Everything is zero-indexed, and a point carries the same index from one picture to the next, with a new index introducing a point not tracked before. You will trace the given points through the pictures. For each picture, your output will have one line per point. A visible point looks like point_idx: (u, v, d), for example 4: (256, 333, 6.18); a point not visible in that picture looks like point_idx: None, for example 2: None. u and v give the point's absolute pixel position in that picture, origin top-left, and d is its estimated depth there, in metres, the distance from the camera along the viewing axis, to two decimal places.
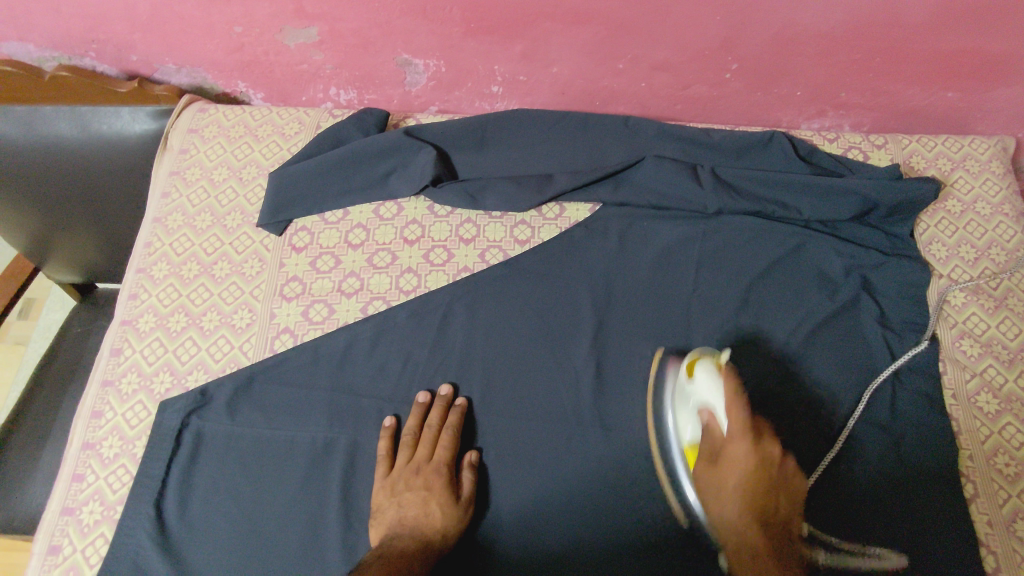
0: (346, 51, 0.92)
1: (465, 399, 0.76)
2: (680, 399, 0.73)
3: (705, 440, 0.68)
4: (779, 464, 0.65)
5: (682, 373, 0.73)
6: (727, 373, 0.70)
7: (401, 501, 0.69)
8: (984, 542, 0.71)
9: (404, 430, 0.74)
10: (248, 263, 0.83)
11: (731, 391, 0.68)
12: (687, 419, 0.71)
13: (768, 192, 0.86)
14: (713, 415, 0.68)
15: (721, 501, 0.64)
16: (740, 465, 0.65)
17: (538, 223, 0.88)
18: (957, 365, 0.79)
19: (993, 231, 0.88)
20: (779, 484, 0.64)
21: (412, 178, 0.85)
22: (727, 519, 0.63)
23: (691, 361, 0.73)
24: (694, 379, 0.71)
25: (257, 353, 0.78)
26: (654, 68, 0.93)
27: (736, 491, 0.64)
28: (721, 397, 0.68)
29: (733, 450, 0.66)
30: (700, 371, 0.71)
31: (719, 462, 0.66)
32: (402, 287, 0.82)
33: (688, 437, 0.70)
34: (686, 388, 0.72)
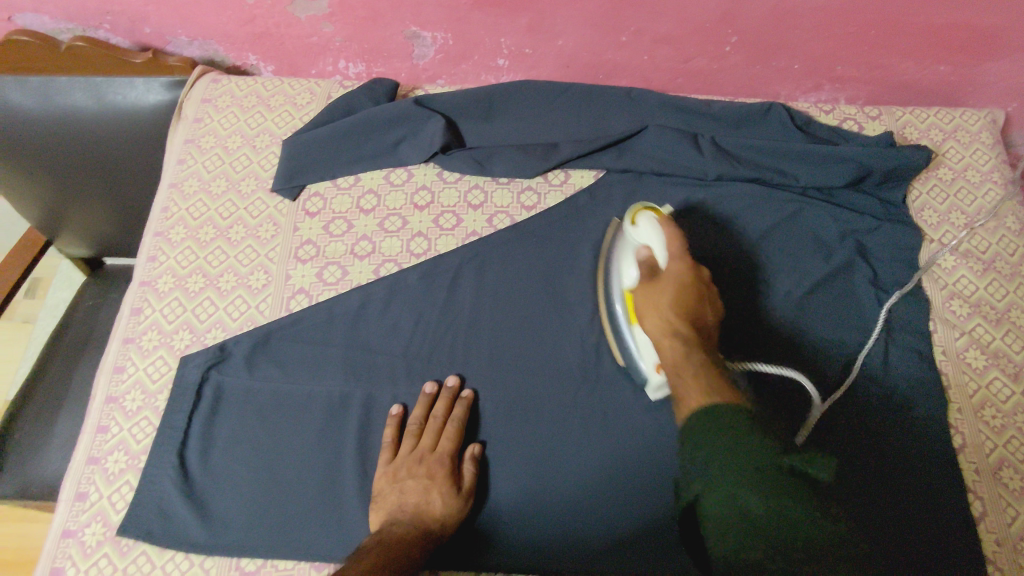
0: (356, 24, 0.94)
1: (471, 392, 0.77)
2: (623, 248, 0.77)
3: (647, 275, 0.72)
4: (705, 286, 0.72)
5: (625, 222, 0.78)
6: (667, 221, 0.75)
7: (403, 488, 0.70)
8: (971, 488, 0.74)
9: (410, 419, 0.75)
10: (263, 227, 0.85)
11: (675, 233, 0.73)
12: (629, 264, 0.75)
13: (766, 160, 0.89)
14: (653, 252, 0.73)
15: (660, 315, 0.69)
16: (673, 291, 0.69)
17: (544, 189, 0.90)
18: (948, 324, 0.83)
19: (982, 198, 0.91)
20: (710, 314, 0.70)
21: (422, 145, 0.88)
22: (664, 322, 0.68)
23: (636, 211, 0.77)
24: (636, 223, 0.75)
25: (273, 312, 0.80)
26: (656, 41, 0.95)
27: (672, 305, 0.68)
28: (661, 236, 0.73)
29: (670, 279, 0.70)
30: (643, 219, 0.75)
31: (658, 279, 0.71)
32: (413, 250, 0.85)
33: (626, 282, 0.75)
34: (629, 237, 0.76)
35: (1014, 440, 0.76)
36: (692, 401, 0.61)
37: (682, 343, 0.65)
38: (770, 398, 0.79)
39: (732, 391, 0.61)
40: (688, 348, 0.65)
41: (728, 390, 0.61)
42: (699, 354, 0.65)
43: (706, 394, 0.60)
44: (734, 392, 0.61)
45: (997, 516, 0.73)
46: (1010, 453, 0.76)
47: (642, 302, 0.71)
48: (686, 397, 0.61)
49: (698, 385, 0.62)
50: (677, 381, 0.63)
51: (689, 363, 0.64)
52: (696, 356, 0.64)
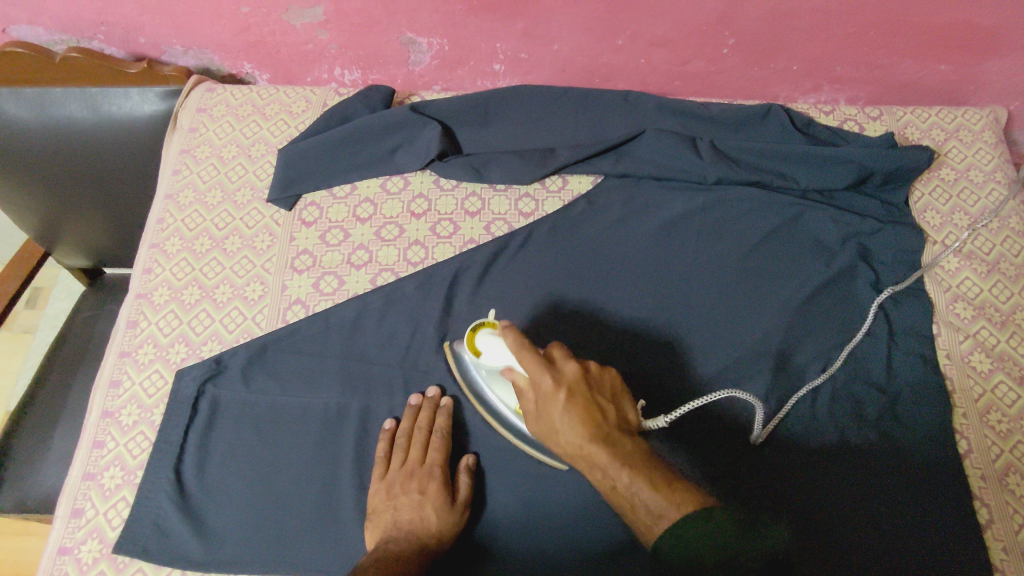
0: (351, 30, 0.94)
1: (451, 399, 0.76)
2: (489, 374, 0.71)
3: (524, 394, 0.64)
4: (586, 379, 0.62)
5: (467, 348, 0.71)
6: (504, 330, 0.68)
7: (397, 504, 0.70)
8: (977, 494, 0.73)
9: (398, 432, 0.74)
10: (259, 237, 0.85)
11: (512, 338, 0.65)
12: (505, 392, 0.71)
13: (765, 163, 0.88)
14: (513, 369, 0.64)
15: (558, 431, 0.60)
16: (557, 408, 0.60)
17: (542, 196, 0.89)
18: (952, 327, 0.82)
19: (985, 198, 0.90)
20: (604, 390, 0.62)
21: (418, 153, 0.87)
22: (573, 446, 0.59)
23: (471, 337, 0.71)
24: (480, 351, 0.69)
25: (269, 323, 0.80)
26: (653, 44, 0.95)
27: (568, 429, 0.59)
28: (510, 355, 0.65)
29: (548, 404, 0.61)
30: (482, 342, 0.69)
31: (538, 399, 0.62)
32: (410, 258, 0.84)
33: (512, 402, 0.69)
34: (480, 365, 0.70)
35: (1021, 445, 0.75)
36: (654, 531, 0.53)
37: (602, 466, 0.57)
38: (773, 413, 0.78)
39: (681, 495, 0.54)
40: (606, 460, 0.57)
41: (676, 495, 0.54)
42: (619, 460, 0.57)
43: (655, 514, 0.54)
44: (679, 493, 0.54)
45: (1005, 522, 0.72)
46: (1016, 459, 0.75)
47: (539, 429, 0.63)
48: (643, 527, 0.54)
49: (641, 503, 0.55)
50: (627, 509, 0.56)
51: (618, 483, 0.56)
52: (622, 475, 0.56)
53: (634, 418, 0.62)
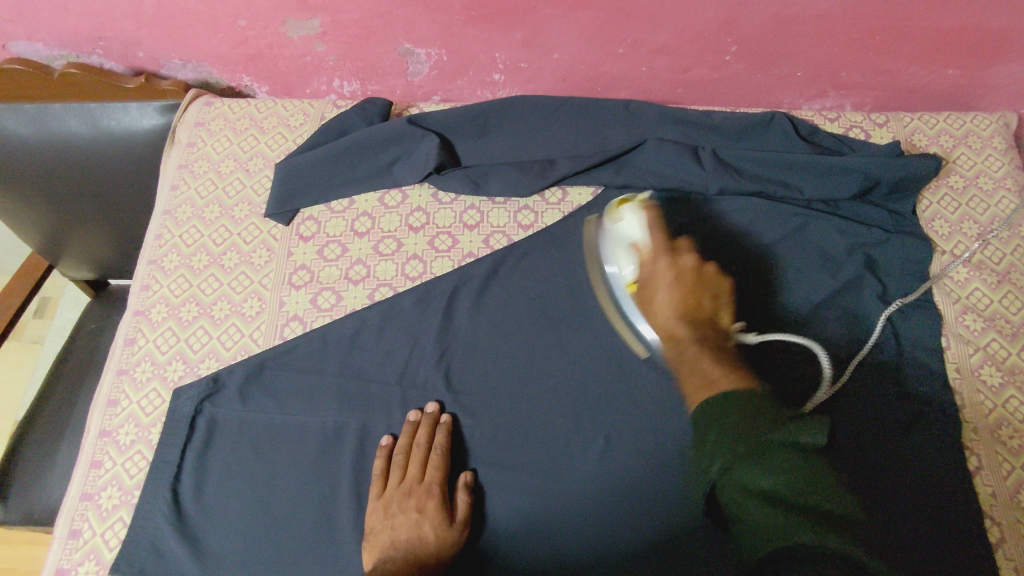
0: (349, 42, 0.93)
1: (450, 416, 0.75)
2: (612, 245, 0.79)
3: (640, 266, 0.74)
4: (698, 272, 0.72)
5: (608, 216, 0.81)
6: (648, 213, 0.78)
7: (394, 524, 0.69)
8: (988, 513, 0.71)
9: (396, 449, 0.74)
10: (257, 253, 0.84)
11: (655, 224, 0.77)
12: (624, 260, 0.76)
13: (769, 173, 0.87)
14: (641, 242, 0.76)
15: (662, 300, 0.71)
16: (665, 286, 0.71)
17: (541, 208, 0.88)
18: (961, 340, 0.80)
19: (995, 206, 0.88)
20: (709, 286, 0.72)
21: (416, 166, 0.86)
22: (665, 324, 0.69)
23: (618, 204, 0.81)
24: (619, 220, 0.78)
25: (267, 340, 0.79)
26: (654, 52, 0.93)
27: (671, 295, 0.70)
28: (643, 230, 0.76)
29: (660, 280, 0.72)
30: (626, 210, 0.79)
31: (652, 272, 0.73)
32: (408, 273, 0.83)
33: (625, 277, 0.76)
34: (612, 233, 0.79)
35: None
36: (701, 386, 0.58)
37: (681, 338, 0.66)
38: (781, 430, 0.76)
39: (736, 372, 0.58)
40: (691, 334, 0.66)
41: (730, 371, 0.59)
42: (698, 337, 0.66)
43: (711, 375, 0.58)
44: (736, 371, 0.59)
45: (1016, 542, 0.70)
46: None
47: (642, 300, 0.73)
48: (693, 383, 0.60)
49: (696, 369, 0.61)
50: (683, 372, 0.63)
51: (689, 351, 0.64)
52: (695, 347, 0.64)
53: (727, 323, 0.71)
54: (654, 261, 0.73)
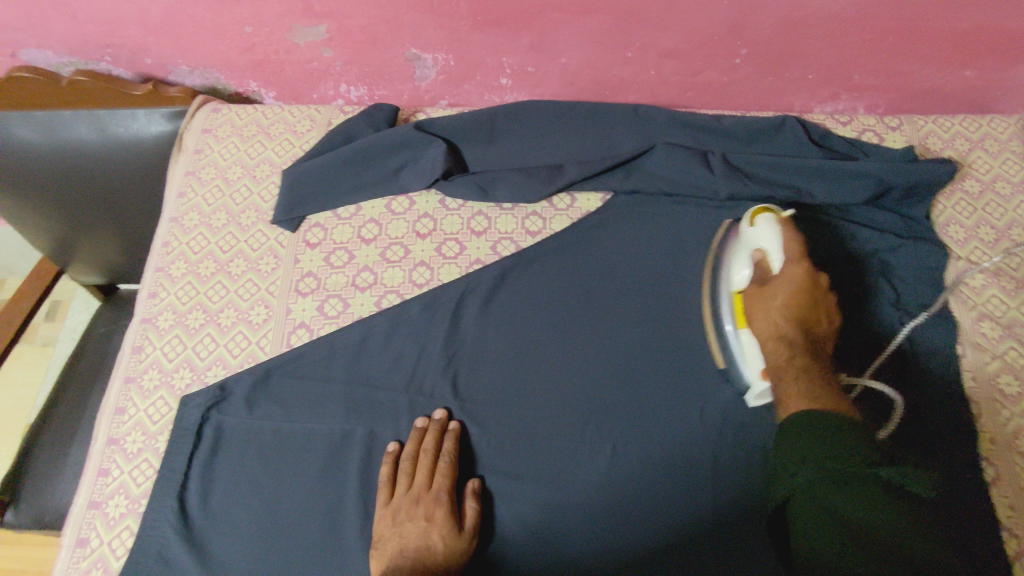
0: (356, 48, 0.93)
1: (459, 423, 0.75)
2: (740, 244, 0.75)
3: (759, 275, 0.72)
4: (824, 292, 0.70)
5: (743, 221, 0.76)
6: (787, 224, 0.72)
7: (402, 532, 0.69)
8: (1007, 526, 0.70)
9: (403, 455, 0.73)
10: (263, 260, 0.84)
11: (792, 239, 0.71)
12: (742, 262, 0.74)
13: (780, 177, 0.85)
14: (766, 254, 0.71)
15: (772, 315, 0.69)
16: (784, 293, 0.69)
17: (549, 214, 0.88)
18: (977, 348, 0.78)
19: (1013, 211, 0.86)
20: (825, 315, 0.69)
21: (423, 172, 0.86)
22: (772, 328, 0.69)
23: (755, 211, 0.75)
24: (755, 225, 0.73)
25: (273, 347, 0.79)
26: (663, 55, 0.92)
27: (786, 314, 0.68)
28: (778, 241, 0.71)
29: (779, 289, 0.70)
30: (762, 219, 0.73)
31: (770, 284, 0.71)
32: (415, 280, 0.83)
33: (737, 281, 0.75)
34: (746, 235, 0.74)
35: None
36: (792, 406, 0.63)
37: (785, 349, 0.67)
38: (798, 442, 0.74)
39: (839, 402, 0.61)
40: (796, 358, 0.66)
41: (833, 399, 0.62)
42: (808, 366, 0.65)
43: (804, 398, 0.62)
44: (838, 402, 0.61)
45: None
46: None
47: (752, 302, 0.72)
48: (788, 402, 0.63)
49: (796, 390, 0.63)
50: (782, 394, 0.65)
51: (792, 361, 0.66)
52: (800, 359, 0.66)
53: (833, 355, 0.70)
54: (781, 271, 0.70)
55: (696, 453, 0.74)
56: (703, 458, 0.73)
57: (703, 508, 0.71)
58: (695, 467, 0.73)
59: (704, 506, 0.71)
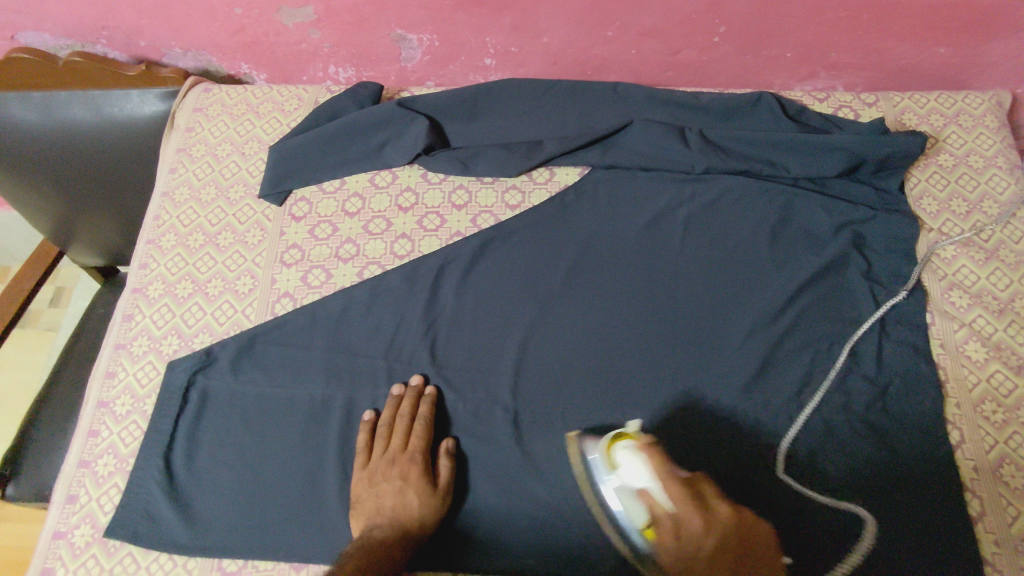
0: (343, 29, 0.95)
1: (435, 389, 0.77)
2: (609, 493, 0.65)
3: (659, 526, 0.60)
4: (736, 531, 0.59)
5: (601, 458, 0.66)
6: (647, 449, 0.64)
7: (379, 492, 0.70)
8: (970, 486, 0.71)
9: (379, 421, 0.75)
10: (250, 232, 0.87)
11: (660, 467, 0.62)
12: (628, 505, 0.63)
13: (755, 152, 0.87)
14: (657, 498, 0.61)
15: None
16: (705, 550, 0.57)
17: (529, 187, 0.89)
18: (946, 316, 0.80)
19: (986, 184, 0.88)
20: (743, 546, 0.59)
21: (405, 148, 0.88)
22: None
23: (610, 444, 0.67)
24: (619, 466, 0.64)
25: (259, 315, 0.82)
26: (642, 34, 0.94)
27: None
28: (649, 475, 0.62)
29: (694, 540, 0.58)
30: (622, 453, 0.65)
31: (681, 539, 0.59)
32: (397, 252, 0.85)
33: (633, 528, 0.62)
34: (609, 476, 0.65)
35: (1016, 436, 0.73)
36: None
37: None
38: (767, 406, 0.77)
39: None
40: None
41: None
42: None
43: None
44: None
45: (997, 514, 0.70)
46: (1011, 450, 0.72)
47: (668, 557, 0.59)
48: None
49: None
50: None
51: None
52: None
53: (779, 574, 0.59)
54: (680, 519, 0.59)
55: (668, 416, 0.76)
56: None
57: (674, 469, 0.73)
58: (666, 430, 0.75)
59: None
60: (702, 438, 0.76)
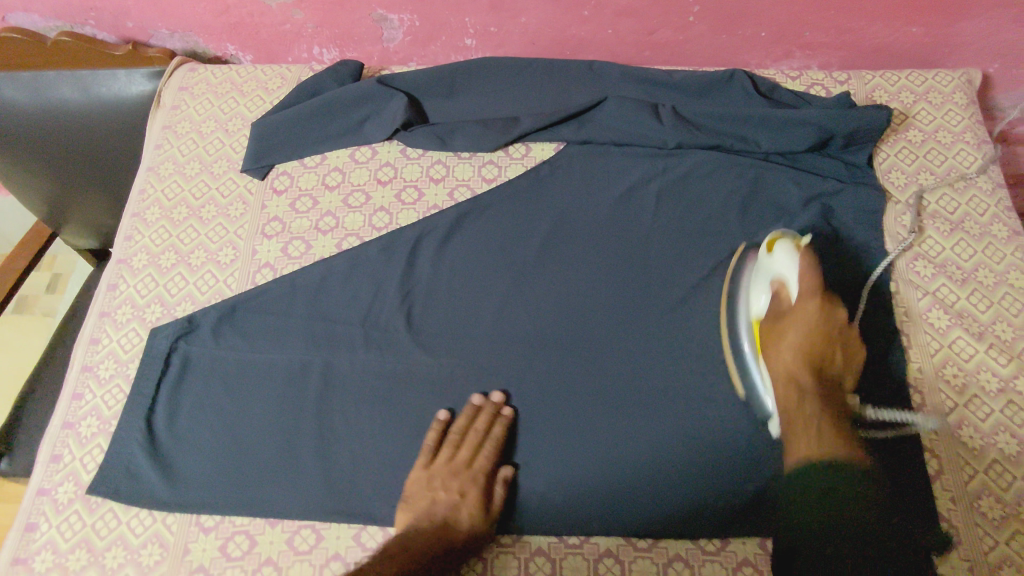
0: (325, 9, 0.97)
1: (513, 409, 0.76)
2: (759, 275, 0.75)
3: (773, 309, 0.71)
4: (843, 331, 0.66)
5: (762, 251, 0.76)
6: (807, 250, 0.72)
7: (435, 496, 0.70)
8: (930, 448, 0.73)
9: (453, 427, 0.75)
10: (233, 206, 0.89)
11: (809, 269, 0.69)
12: (761, 292, 0.74)
13: (726, 127, 0.89)
14: (787, 285, 0.70)
15: (784, 349, 0.66)
16: (800, 329, 0.66)
17: (505, 162, 0.91)
18: (910, 285, 0.82)
19: (953, 158, 0.90)
20: (846, 346, 0.66)
21: (384, 123, 0.90)
22: (785, 364, 0.65)
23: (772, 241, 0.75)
24: (774, 253, 0.73)
25: (240, 285, 0.84)
26: (618, 14, 0.96)
27: (802, 345, 0.65)
28: (796, 268, 0.70)
29: (794, 322, 0.67)
30: (781, 248, 0.73)
31: (783, 320, 0.68)
32: (375, 224, 0.87)
33: (756, 310, 0.74)
34: (765, 264, 0.75)
35: (976, 399, 0.75)
36: (803, 448, 0.58)
37: (797, 393, 0.63)
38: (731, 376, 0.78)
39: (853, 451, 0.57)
40: (808, 395, 0.62)
41: (848, 448, 0.57)
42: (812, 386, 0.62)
43: (811, 445, 0.58)
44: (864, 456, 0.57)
45: (955, 474, 0.72)
46: (970, 413, 0.74)
47: (766, 334, 0.69)
48: (794, 446, 0.59)
49: (806, 437, 0.59)
50: (790, 430, 0.61)
51: (802, 410, 0.61)
52: (809, 405, 0.61)
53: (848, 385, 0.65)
54: (795, 305, 0.68)
55: (636, 381, 0.78)
56: (642, 385, 0.77)
57: (640, 429, 0.75)
58: (635, 393, 0.77)
59: (640, 430, 0.75)
60: (674, 400, 0.76)
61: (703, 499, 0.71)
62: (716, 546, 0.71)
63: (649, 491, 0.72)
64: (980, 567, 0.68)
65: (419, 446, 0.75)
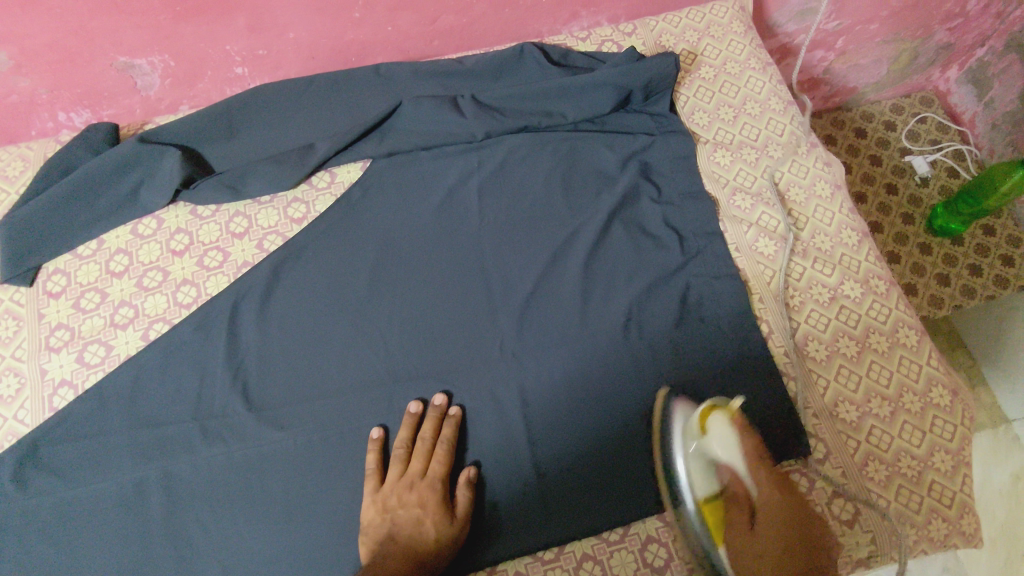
0: (53, 70, 0.83)
1: (459, 408, 0.74)
2: (698, 457, 0.60)
3: (731, 491, 0.60)
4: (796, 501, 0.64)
5: (693, 422, 0.62)
6: (740, 422, 0.63)
7: (394, 517, 0.66)
8: (786, 371, 0.77)
9: (396, 443, 0.71)
10: (3, 325, 0.76)
11: (749, 449, 0.62)
12: (705, 479, 0.59)
13: (529, 105, 0.86)
14: (739, 478, 0.60)
15: (753, 545, 0.58)
16: (773, 524, 0.60)
17: (311, 196, 0.84)
18: (735, 221, 0.84)
19: (746, 87, 0.92)
20: (789, 497, 0.63)
21: (160, 187, 0.79)
22: (762, 566, 0.57)
23: (705, 411, 0.63)
24: (711, 430, 0.61)
25: (36, 417, 0.72)
26: (391, 9, 0.88)
27: (773, 558, 0.58)
28: (744, 454, 0.61)
29: (763, 511, 0.60)
30: (716, 426, 0.61)
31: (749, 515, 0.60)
32: (180, 301, 0.78)
33: (706, 493, 0.59)
34: (702, 443, 0.61)
35: (813, 313, 0.80)
36: None
37: None
38: (600, 365, 0.76)
39: None
40: None
41: None
42: None
43: None
44: None
45: (812, 389, 0.76)
46: (811, 327, 0.79)
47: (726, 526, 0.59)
48: None
49: None
50: None
51: None
52: None
53: (819, 533, 0.63)
54: (756, 486, 0.61)
55: (504, 391, 0.75)
56: (510, 393, 0.75)
57: (518, 436, 0.74)
58: (506, 401, 0.75)
59: (518, 439, 0.73)
60: (544, 397, 0.75)
61: (597, 489, 0.71)
62: (620, 533, 0.70)
63: (540, 497, 0.72)
64: (852, 471, 0.72)
65: (293, 529, 0.68)
